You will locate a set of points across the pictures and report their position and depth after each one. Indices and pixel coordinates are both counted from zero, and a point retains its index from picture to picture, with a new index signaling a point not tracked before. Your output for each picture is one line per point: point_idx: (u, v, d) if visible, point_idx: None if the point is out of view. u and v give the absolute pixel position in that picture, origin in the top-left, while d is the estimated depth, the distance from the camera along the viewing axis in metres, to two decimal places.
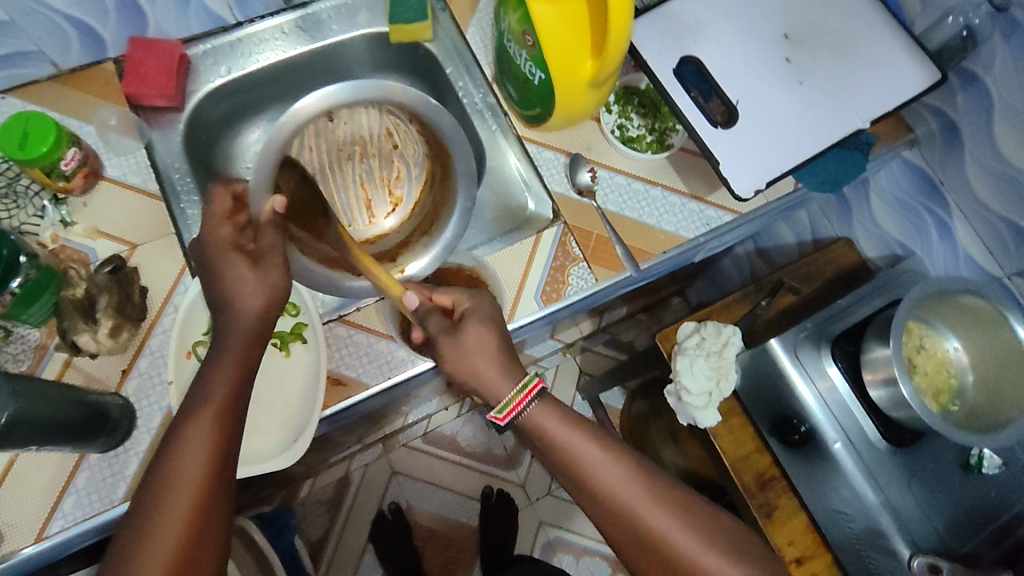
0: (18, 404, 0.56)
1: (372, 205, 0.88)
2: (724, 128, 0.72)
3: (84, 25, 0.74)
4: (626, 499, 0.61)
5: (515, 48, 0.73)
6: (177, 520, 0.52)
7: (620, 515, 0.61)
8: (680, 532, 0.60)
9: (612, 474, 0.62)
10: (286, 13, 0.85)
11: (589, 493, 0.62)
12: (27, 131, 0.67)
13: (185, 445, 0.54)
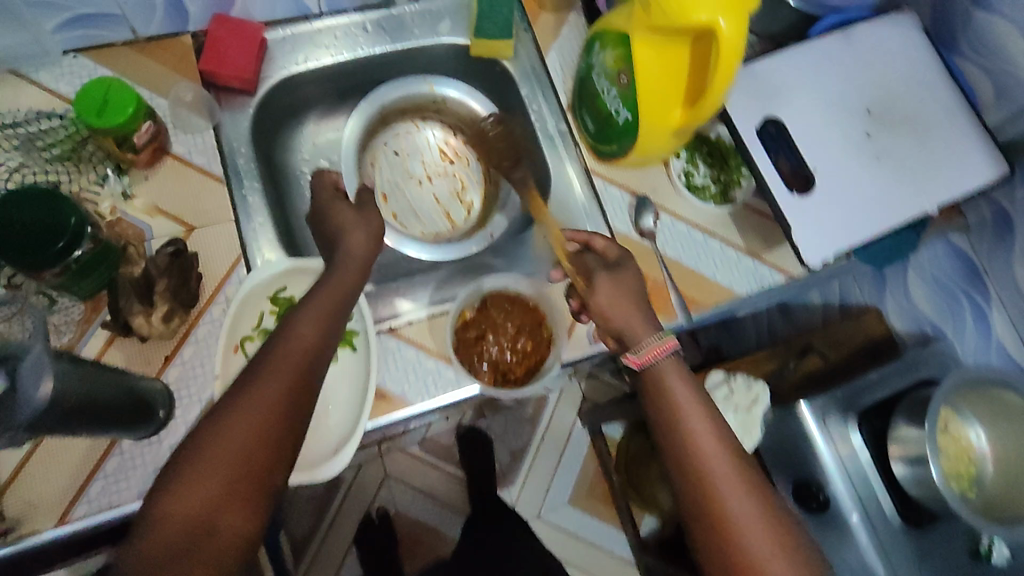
0: (85, 389, 0.51)
1: (452, 217, 0.93)
2: (800, 195, 0.72)
3: None
4: (735, 510, 0.58)
5: (605, 84, 0.73)
6: (238, 445, 0.53)
7: (715, 497, 0.59)
8: (725, 465, 0.60)
9: (695, 409, 0.63)
10: (370, 11, 0.85)
11: (688, 484, 0.61)
12: (108, 97, 0.65)
13: (226, 435, 0.53)
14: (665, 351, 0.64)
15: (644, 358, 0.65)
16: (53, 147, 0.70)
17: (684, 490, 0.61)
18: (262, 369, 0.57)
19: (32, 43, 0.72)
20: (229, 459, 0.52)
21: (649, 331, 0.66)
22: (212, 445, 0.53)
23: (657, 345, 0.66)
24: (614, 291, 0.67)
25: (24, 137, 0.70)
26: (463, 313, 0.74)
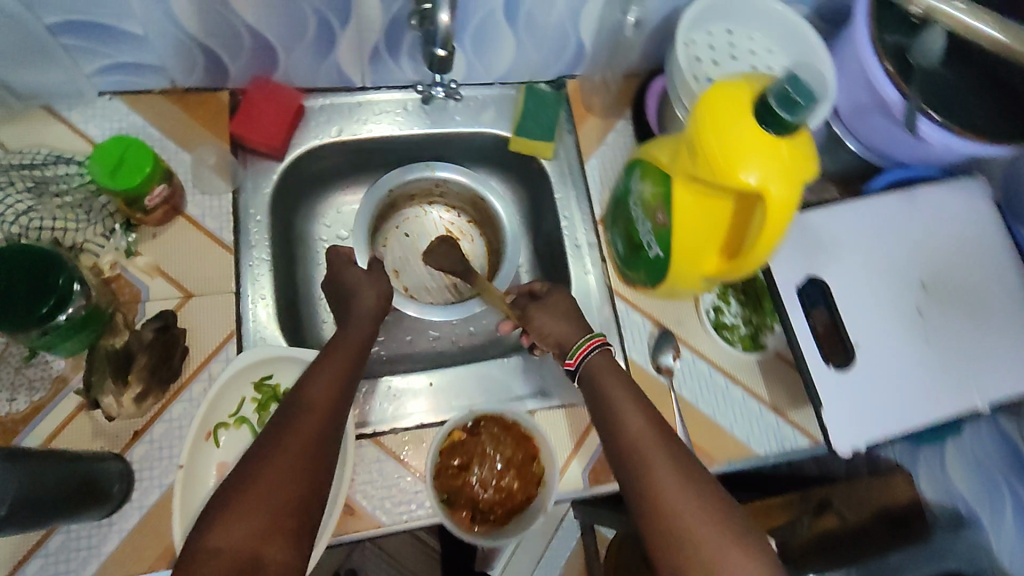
0: None
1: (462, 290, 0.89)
2: (836, 371, 0.66)
3: (215, 56, 0.72)
4: (722, 556, 0.51)
5: (640, 214, 0.68)
6: (280, 476, 0.51)
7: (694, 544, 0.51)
8: (684, 495, 0.53)
9: (656, 444, 0.57)
10: (414, 91, 0.83)
11: (657, 533, 0.53)
12: (124, 157, 0.65)
13: (256, 489, 0.50)
14: (592, 349, 0.64)
15: (603, 396, 0.61)
16: (67, 194, 0.68)
17: (655, 545, 0.53)
18: (288, 422, 0.55)
19: (67, 83, 0.71)
20: (257, 516, 0.49)
21: (603, 366, 0.63)
22: (251, 478, 0.51)
23: (614, 382, 0.61)
24: (554, 321, 0.69)
25: (38, 180, 0.68)
26: (454, 433, 0.67)
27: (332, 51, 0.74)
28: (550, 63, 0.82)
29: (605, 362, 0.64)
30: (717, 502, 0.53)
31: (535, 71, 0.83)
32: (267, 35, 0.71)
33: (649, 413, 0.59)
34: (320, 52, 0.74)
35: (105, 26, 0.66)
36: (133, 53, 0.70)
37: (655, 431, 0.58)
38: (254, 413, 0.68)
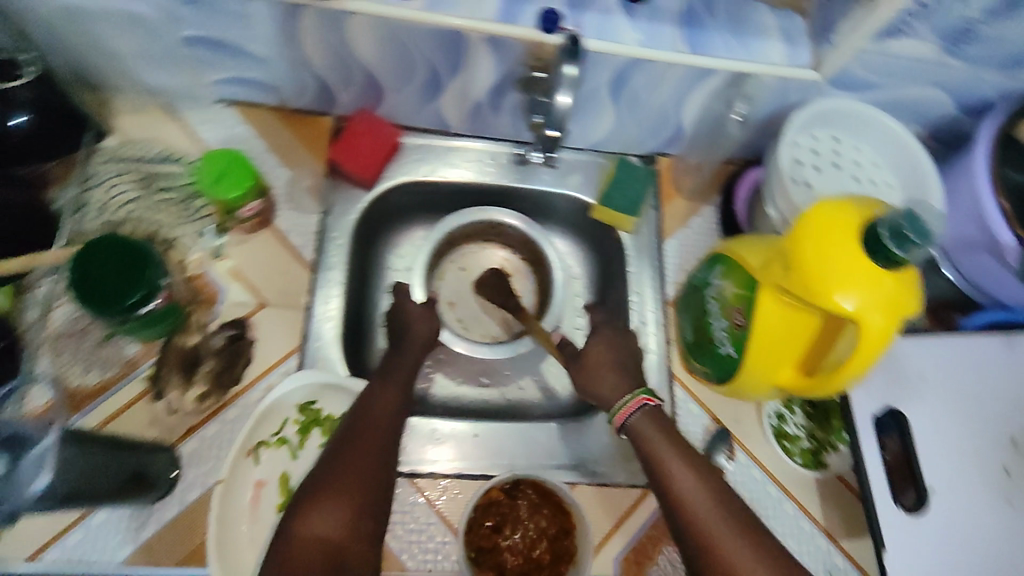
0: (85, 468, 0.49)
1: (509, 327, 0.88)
2: (908, 514, 0.63)
3: (328, 84, 0.76)
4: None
5: (716, 310, 0.67)
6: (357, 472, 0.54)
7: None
8: (738, 542, 0.52)
9: (713, 503, 0.55)
10: (505, 144, 0.85)
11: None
12: (227, 168, 0.68)
13: (336, 485, 0.52)
14: (635, 408, 0.62)
15: (652, 457, 0.59)
16: (171, 191, 0.72)
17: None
18: (359, 427, 0.58)
19: (188, 90, 0.76)
20: (338, 512, 0.51)
21: (649, 425, 0.61)
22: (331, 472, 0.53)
23: (660, 443, 0.59)
24: (596, 377, 0.68)
25: (150, 176, 0.73)
26: (491, 490, 0.64)
27: (437, 97, 0.77)
28: (644, 140, 0.83)
29: (650, 419, 0.61)
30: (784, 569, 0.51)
31: (628, 144, 0.84)
32: (379, 74, 0.74)
33: (704, 472, 0.57)
34: (425, 96, 0.77)
35: (236, 46, 0.70)
36: (254, 72, 0.74)
37: (711, 491, 0.56)
38: (295, 435, 0.68)
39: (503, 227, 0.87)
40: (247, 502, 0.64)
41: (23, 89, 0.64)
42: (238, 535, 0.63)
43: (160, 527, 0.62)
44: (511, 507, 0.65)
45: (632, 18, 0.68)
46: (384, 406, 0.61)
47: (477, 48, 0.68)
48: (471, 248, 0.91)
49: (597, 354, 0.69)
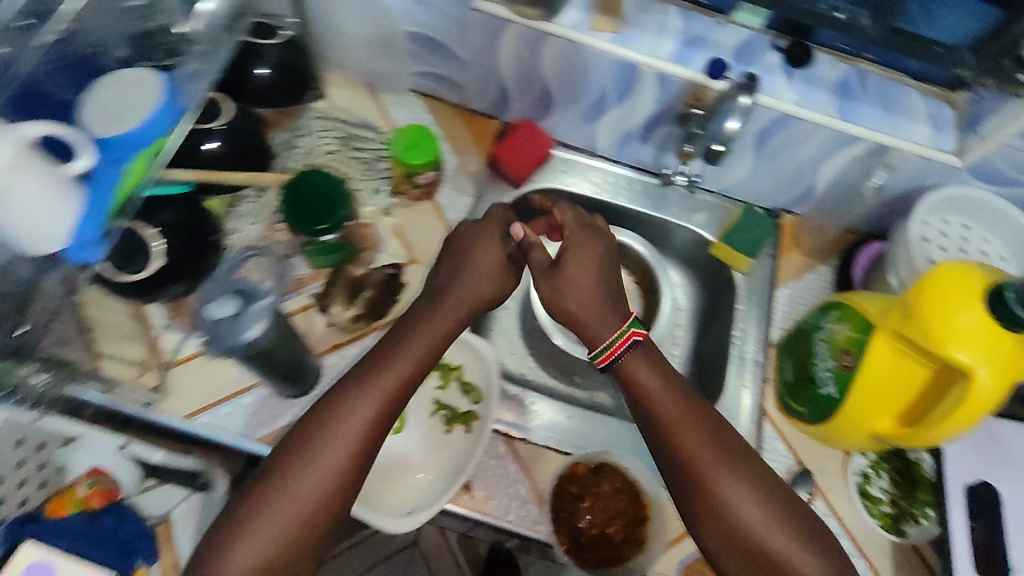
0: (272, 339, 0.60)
1: None
2: None
3: (506, 92, 0.87)
4: (770, 534, 0.58)
5: (824, 351, 0.72)
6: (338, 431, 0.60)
7: (738, 522, 0.58)
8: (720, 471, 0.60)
9: (697, 429, 0.62)
10: (644, 174, 0.94)
11: (699, 510, 0.60)
12: (417, 138, 0.78)
13: (316, 436, 0.60)
14: (625, 347, 0.66)
15: (641, 391, 0.64)
16: (363, 151, 0.86)
17: (699, 523, 0.60)
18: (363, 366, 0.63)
19: (390, 76, 0.90)
20: (313, 462, 0.59)
21: (639, 364, 0.65)
22: (318, 425, 0.60)
23: (651, 379, 0.65)
24: (578, 294, 0.69)
25: (350, 137, 0.87)
26: (576, 463, 0.72)
27: (597, 120, 0.87)
28: (775, 194, 0.90)
29: (641, 356, 0.66)
30: (759, 491, 0.60)
31: (758, 194, 0.91)
32: (553, 91, 0.84)
33: (689, 403, 0.64)
34: (587, 117, 0.87)
35: (443, 46, 0.83)
36: (449, 70, 0.87)
37: (695, 419, 0.63)
38: None
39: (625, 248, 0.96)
40: None
41: (274, 47, 0.77)
42: None
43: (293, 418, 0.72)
44: (592, 481, 0.72)
45: (789, 78, 0.77)
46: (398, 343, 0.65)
47: (648, 82, 0.77)
48: None
49: (580, 275, 0.70)
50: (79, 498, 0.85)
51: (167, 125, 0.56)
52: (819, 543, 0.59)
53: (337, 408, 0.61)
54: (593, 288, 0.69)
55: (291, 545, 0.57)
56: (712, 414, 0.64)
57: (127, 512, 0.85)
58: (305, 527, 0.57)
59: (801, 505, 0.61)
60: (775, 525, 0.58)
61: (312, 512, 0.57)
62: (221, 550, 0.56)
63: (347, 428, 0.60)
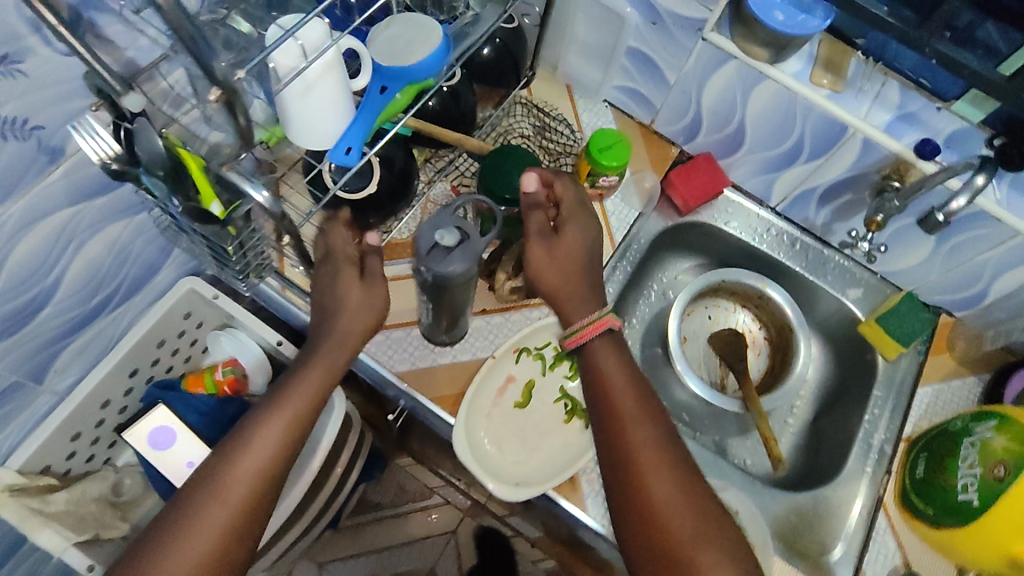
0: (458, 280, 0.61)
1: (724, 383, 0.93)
2: None
3: (698, 125, 0.90)
4: (701, 552, 0.54)
5: (970, 455, 0.70)
6: (269, 438, 0.60)
7: (671, 535, 0.55)
8: (671, 492, 0.56)
9: (646, 429, 0.59)
10: (809, 236, 0.92)
11: (636, 520, 0.57)
12: (612, 143, 0.82)
13: (247, 435, 0.59)
14: (593, 333, 0.63)
15: (602, 380, 0.61)
16: (551, 144, 0.91)
17: (633, 528, 0.57)
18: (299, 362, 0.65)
19: (593, 83, 0.93)
20: (251, 457, 0.59)
21: (605, 351, 0.63)
22: (250, 430, 0.60)
23: (613, 368, 0.62)
24: (565, 264, 0.66)
25: (544, 128, 0.92)
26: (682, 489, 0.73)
27: (780, 171, 0.87)
28: (943, 290, 0.86)
29: (609, 342, 0.64)
30: (706, 527, 0.55)
31: (922, 284, 0.87)
32: (746, 133, 0.85)
33: (643, 401, 0.61)
34: (771, 166, 0.87)
35: (654, 66, 0.86)
36: (649, 88, 0.90)
37: (651, 424, 0.60)
38: (550, 356, 0.80)
39: (765, 302, 0.93)
40: (496, 388, 0.77)
41: (503, 30, 0.83)
42: (485, 410, 0.76)
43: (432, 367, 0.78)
44: None
45: (999, 180, 0.74)
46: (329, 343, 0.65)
47: (848, 147, 0.77)
48: (721, 301, 0.97)
49: (574, 239, 0.68)
50: (214, 380, 0.91)
51: (435, 68, 0.63)
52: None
53: (254, 420, 0.61)
54: (584, 249, 0.68)
55: (234, 524, 0.57)
56: (662, 414, 0.61)
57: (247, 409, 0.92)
58: (249, 506, 0.58)
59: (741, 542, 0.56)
60: (706, 542, 0.55)
61: (253, 485, 0.58)
62: (195, 493, 0.57)
63: (313, 379, 0.63)
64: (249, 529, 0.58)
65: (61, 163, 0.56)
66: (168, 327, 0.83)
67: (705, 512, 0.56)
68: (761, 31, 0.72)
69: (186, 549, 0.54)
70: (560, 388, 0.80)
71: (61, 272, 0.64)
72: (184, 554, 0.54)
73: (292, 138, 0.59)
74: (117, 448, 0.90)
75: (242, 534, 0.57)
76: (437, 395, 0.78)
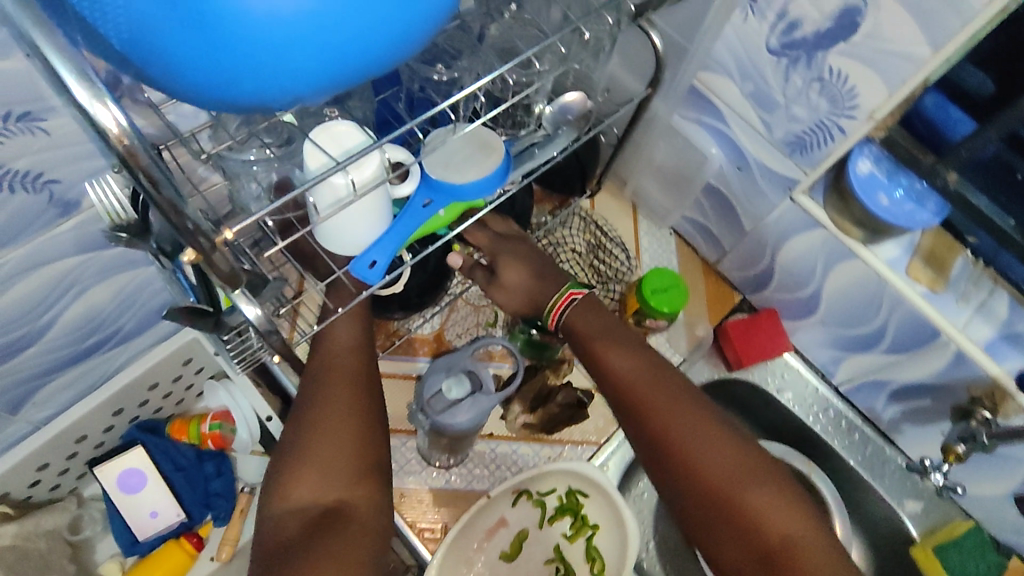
0: (472, 427, 0.57)
1: None
2: None
3: (766, 280, 0.81)
4: (751, 495, 0.55)
5: None
6: (345, 452, 0.55)
7: (708, 483, 0.56)
8: (722, 460, 0.56)
9: (648, 378, 0.61)
10: (869, 427, 0.82)
11: (707, 508, 0.55)
12: (668, 287, 0.74)
13: (314, 459, 0.54)
14: (567, 303, 0.66)
15: (612, 374, 0.62)
16: (603, 266, 0.85)
17: (701, 513, 0.56)
18: (317, 374, 0.59)
19: (662, 208, 0.87)
20: (331, 479, 0.54)
21: (583, 314, 0.66)
22: (314, 455, 0.54)
23: (613, 353, 0.63)
24: (515, 300, 0.69)
25: (599, 246, 0.86)
26: None
27: (852, 351, 0.77)
28: (1021, 534, 0.73)
29: (585, 306, 0.66)
30: (762, 472, 0.57)
31: (994, 517, 0.74)
32: (820, 304, 0.77)
33: (639, 353, 0.63)
34: (843, 345, 0.78)
35: (731, 211, 0.78)
36: (721, 228, 0.82)
37: (675, 396, 0.60)
38: (551, 507, 0.70)
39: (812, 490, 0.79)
40: (484, 532, 0.69)
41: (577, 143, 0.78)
42: (465, 555, 0.68)
43: (420, 489, 0.71)
44: None
45: None
46: (342, 358, 0.60)
47: (937, 354, 0.67)
48: None
49: (517, 278, 0.68)
50: (200, 432, 0.85)
51: (483, 189, 0.56)
52: (790, 493, 0.56)
53: (312, 444, 0.55)
54: (528, 288, 0.68)
55: (357, 474, 0.55)
56: (654, 356, 0.64)
57: (226, 468, 0.86)
58: (358, 408, 0.57)
59: (787, 476, 0.58)
60: (746, 477, 0.56)
61: (353, 383, 0.59)
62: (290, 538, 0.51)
63: (344, 383, 0.59)
64: (369, 436, 0.57)
65: (73, 216, 0.53)
66: (162, 373, 0.79)
67: (752, 463, 0.57)
68: (856, 208, 0.65)
69: (315, 456, 0.54)
70: (556, 547, 0.70)
71: (56, 314, 0.60)
72: (318, 513, 0.52)
73: (320, 242, 0.53)
74: (86, 478, 0.86)
75: (362, 436, 0.56)
76: (415, 519, 0.70)
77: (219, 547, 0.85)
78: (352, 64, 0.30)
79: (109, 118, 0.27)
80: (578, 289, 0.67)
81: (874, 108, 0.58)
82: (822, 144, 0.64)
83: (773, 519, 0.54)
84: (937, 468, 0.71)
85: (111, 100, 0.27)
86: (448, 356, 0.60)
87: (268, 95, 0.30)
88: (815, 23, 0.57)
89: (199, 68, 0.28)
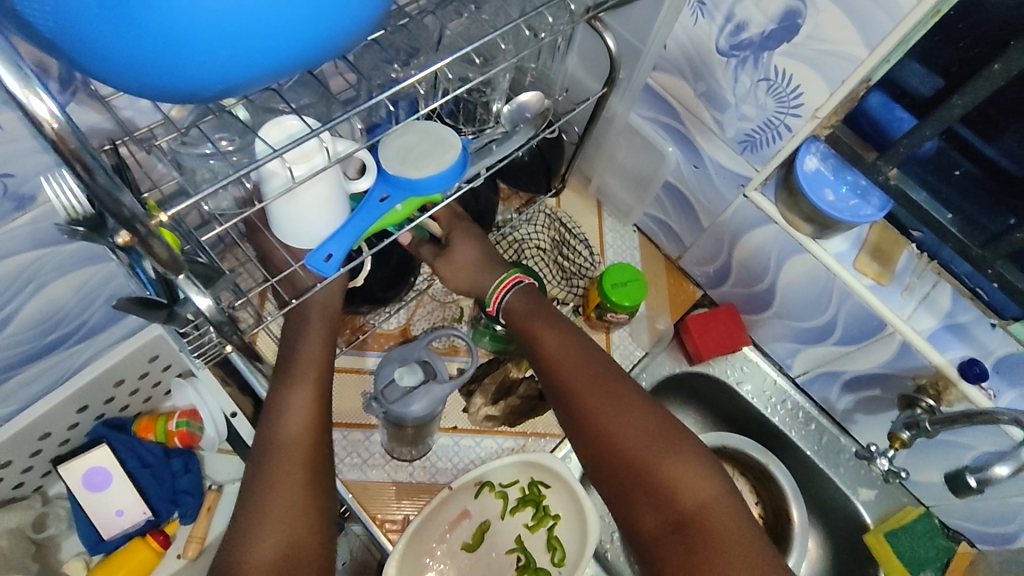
0: (426, 415, 0.60)
1: None
2: None
3: (725, 275, 0.84)
4: (666, 467, 0.57)
5: None
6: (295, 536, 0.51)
7: (625, 453, 0.58)
8: (641, 436, 0.59)
9: (577, 356, 0.64)
10: (825, 417, 0.84)
11: (628, 483, 0.58)
12: (626, 281, 0.76)
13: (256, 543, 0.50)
14: (513, 285, 0.68)
15: (543, 356, 0.65)
16: (567, 262, 0.86)
17: (623, 488, 0.59)
18: (267, 451, 0.55)
19: (625, 205, 0.89)
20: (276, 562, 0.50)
21: (519, 298, 0.68)
22: (258, 537, 0.50)
23: (545, 335, 0.65)
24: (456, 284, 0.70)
25: (563, 242, 0.87)
26: None
27: (807, 344, 0.79)
28: (967, 519, 0.75)
29: (521, 292, 0.69)
30: (680, 445, 0.59)
31: (942, 502, 0.77)
32: (775, 299, 0.79)
33: (570, 333, 0.66)
34: (798, 338, 0.80)
35: (690, 208, 0.80)
36: (680, 224, 0.84)
37: (598, 376, 0.62)
38: (513, 498, 0.71)
39: (769, 479, 0.81)
40: (447, 523, 0.70)
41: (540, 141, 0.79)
42: (426, 547, 0.68)
43: (384, 481, 0.72)
44: None
45: None
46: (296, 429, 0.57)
47: (884, 344, 0.70)
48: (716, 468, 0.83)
49: (454, 262, 0.70)
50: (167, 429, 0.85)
51: (438, 187, 0.56)
52: (706, 468, 0.58)
53: (256, 526, 0.51)
54: (465, 273, 0.70)
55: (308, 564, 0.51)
56: (584, 339, 0.66)
57: (193, 465, 0.87)
58: (315, 484, 0.55)
59: (707, 449, 0.60)
60: (663, 446, 0.58)
61: (307, 457, 0.55)
62: None
63: (295, 452, 0.55)
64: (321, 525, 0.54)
65: (28, 210, 0.53)
66: (127, 370, 0.79)
67: (671, 437, 0.59)
68: (805, 204, 0.67)
69: (263, 535, 0.50)
70: (518, 538, 0.71)
71: (14, 309, 0.61)
72: None
73: (279, 236, 0.54)
74: (51, 477, 0.85)
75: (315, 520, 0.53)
76: (378, 513, 0.71)
77: (186, 545, 0.85)
78: (284, 56, 0.31)
79: (41, 108, 0.28)
80: (519, 274, 0.69)
81: (818, 107, 0.60)
82: (770, 142, 0.66)
83: (689, 490, 0.56)
84: (883, 454, 0.74)
85: (41, 89, 0.28)
86: (402, 346, 0.62)
87: (198, 86, 0.31)
88: (760, 25, 0.59)
89: (129, 59, 0.29)
